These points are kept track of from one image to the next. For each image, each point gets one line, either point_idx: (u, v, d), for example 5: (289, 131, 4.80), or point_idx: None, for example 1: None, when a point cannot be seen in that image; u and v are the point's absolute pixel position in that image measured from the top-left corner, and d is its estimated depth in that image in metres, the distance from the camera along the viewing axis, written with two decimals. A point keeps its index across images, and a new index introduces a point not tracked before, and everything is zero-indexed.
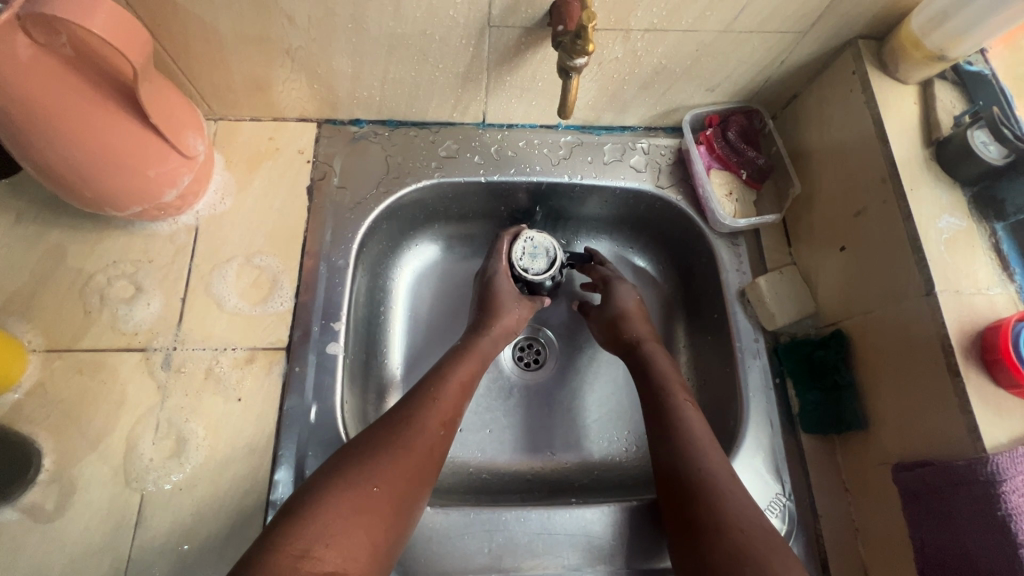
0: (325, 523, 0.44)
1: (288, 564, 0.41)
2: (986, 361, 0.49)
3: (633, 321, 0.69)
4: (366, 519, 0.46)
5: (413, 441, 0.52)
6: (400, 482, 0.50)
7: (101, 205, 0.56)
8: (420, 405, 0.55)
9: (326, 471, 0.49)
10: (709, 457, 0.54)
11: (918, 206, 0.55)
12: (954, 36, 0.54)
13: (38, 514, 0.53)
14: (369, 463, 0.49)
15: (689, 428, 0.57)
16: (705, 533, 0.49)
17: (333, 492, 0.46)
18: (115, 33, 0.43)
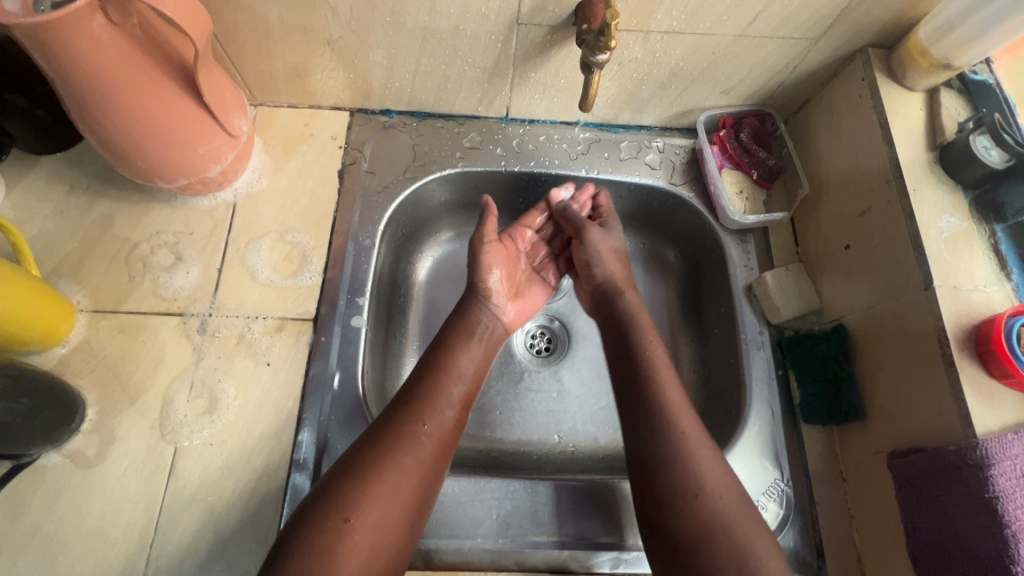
0: (304, 563, 0.45)
1: None
2: (981, 354, 0.51)
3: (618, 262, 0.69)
4: (344, 555, 0.46)
5: (397, 467, 0.51)
6: (383, 514, 0.49)
7: (152, 176, 0.60)
8: (406, 421, 0.54)
9: (313, 503, 0.49)
10: (680, 421, 0.55)
11: (920, 206, 0.57)
12: (960, 45, 0.57)
13: (81, 459, 0.58)
14: (351, 495, 0.49)
15: (661, 390, 0.57)
16: (682, 500, 0.51)
17: (313, 523, 0.47)
18: (184, 15, 0.47)
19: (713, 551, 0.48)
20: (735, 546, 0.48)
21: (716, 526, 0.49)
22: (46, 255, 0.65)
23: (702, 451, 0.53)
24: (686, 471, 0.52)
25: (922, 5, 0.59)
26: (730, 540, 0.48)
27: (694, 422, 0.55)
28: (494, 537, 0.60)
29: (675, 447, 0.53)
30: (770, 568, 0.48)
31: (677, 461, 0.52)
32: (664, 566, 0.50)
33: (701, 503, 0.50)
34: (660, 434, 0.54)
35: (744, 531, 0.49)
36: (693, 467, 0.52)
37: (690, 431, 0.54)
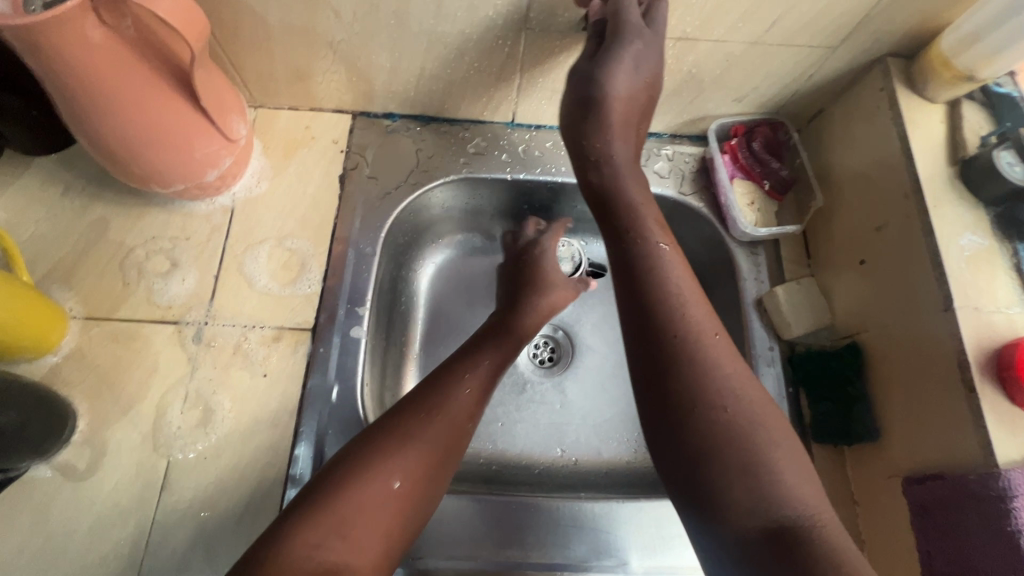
0: (341, 514, 0.43)
1: (301, 557, 0.41)
2: (1002, 379, 0.49)
3: (607, 115, 0.57)
4: (370, 515, 0.44)
5: (435, 436, 0.49)
6: (418, 480, 0.47)
7: (147, 181, 0.59)
8: (448, 392, 0.53)
9: (346, 459, 0.47)
10: (686, 317, 0.49)
11: (940, 223, 0.56)
12: (985, 57, 0.55)
13: (71, 473, 0.56)
14: (392, 454, 0.47)
15: (665, 280, 0.51)
16: (690, 408, 0.45)
17: (348, 480, 0.45)
18: (180, 19, 0.45)
19: (718, 462, 0.43)
20: (744, 458, 0.43)
21: (728, 437, 0.44)
22: (38, 260, 0.63)
23: (716, 353, 0.48)
24: (693, 376, 0.46)
25: (946, 14, 0.57)
26: (740, 452, 0.43)
27: (702, 319, 0.49)
28: (495, 558, 0.58)
29: (679, 346, 0.48)
30: (790, 480, 0.42)
31: (683, 361, 0.47)
32: (674, 481, 0.46)
33: (705, 415, 0.45)
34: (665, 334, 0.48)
35: (756, 439, 0.44)
36: (703, 369, 0.46)
37: (696, 331, 0.48)
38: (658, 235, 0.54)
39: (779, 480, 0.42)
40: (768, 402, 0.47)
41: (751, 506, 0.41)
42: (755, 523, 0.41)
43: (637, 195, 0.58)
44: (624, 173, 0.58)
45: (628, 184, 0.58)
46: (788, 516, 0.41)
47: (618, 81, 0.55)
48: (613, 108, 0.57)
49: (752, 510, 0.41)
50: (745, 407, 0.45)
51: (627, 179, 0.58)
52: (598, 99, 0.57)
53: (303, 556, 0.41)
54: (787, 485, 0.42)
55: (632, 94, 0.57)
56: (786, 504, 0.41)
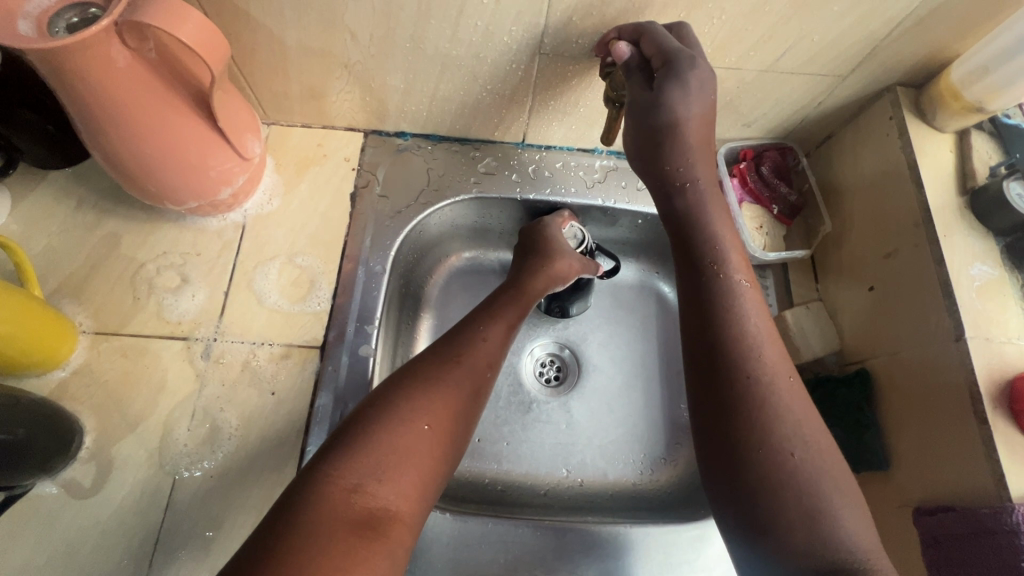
0: (375, 456, 0.44)
1: (341, 498, 0.42)
2: (1014, 411, 0.50)
3: (676, 140, 0.57)
4: (406, 454, 0.45)
5: (456, 382, 0.51)
6: (445, 425, 0.49)
7: (161, 198, 0.59)
8: (465, 343, 0.55)
9: (373, 407, 0.48)
10: (761, 355, 0.49)
11: (951, 252, 0.56)
12: (993, 90, 0.56)
13: (76, 490, 0.56)
14: (418, 400, 0.48)
15: (742, 314, 0.51)
16: (752, 448, 0.46)
17: (383, 424, 0.46)
18: (201, 42, 0.46)
19: (781, 501, 0.44)
20: (804, 500, 0.44)
21: (791, 480, 0.44)
22: (49, 273, 0.63)
23: (788, 396, 0.47)
24: (761, 416, 0.46)
25: (956, 46, 0.58)
26: (800, 494, 0.44)
27: (775, 360, 0.49)
28: None
29: (750, 383, 0.48)
30: (847, 524, 0.43)
31: (753, 401, 0.47)
32: (725, 509, 0.47)
33: (769, 456, 0.45)
34: (740, 368, 0.48)
35: (820, 484, 0.44)
36: (773, 409, 0.47)
37: (769, 371, 0.48)
38: (737, 270, 0.54)
39: (838, 525, 0.43)
40: (828, 444, 0.47)
41: (808, 549, 0.42)
42: (808, 564, 0.42)
43: (719, 227, 0.56)
44: (706, 210, 0.57)
45: (711, 215, 0.56)
46: (841, 562, 0.42)
47: (682, 104, 0.55)
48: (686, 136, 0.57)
49: (808, 552, 0.42)
50: (812, 453, 0.45)
51: (710, 212, 0.57)
52: (662, 124, 0.56)
53: (344, 497, 0.42)
54: (847, 537, 0.43)
55: (701, 120, 0.57)
56: (843, 551, 0.42)
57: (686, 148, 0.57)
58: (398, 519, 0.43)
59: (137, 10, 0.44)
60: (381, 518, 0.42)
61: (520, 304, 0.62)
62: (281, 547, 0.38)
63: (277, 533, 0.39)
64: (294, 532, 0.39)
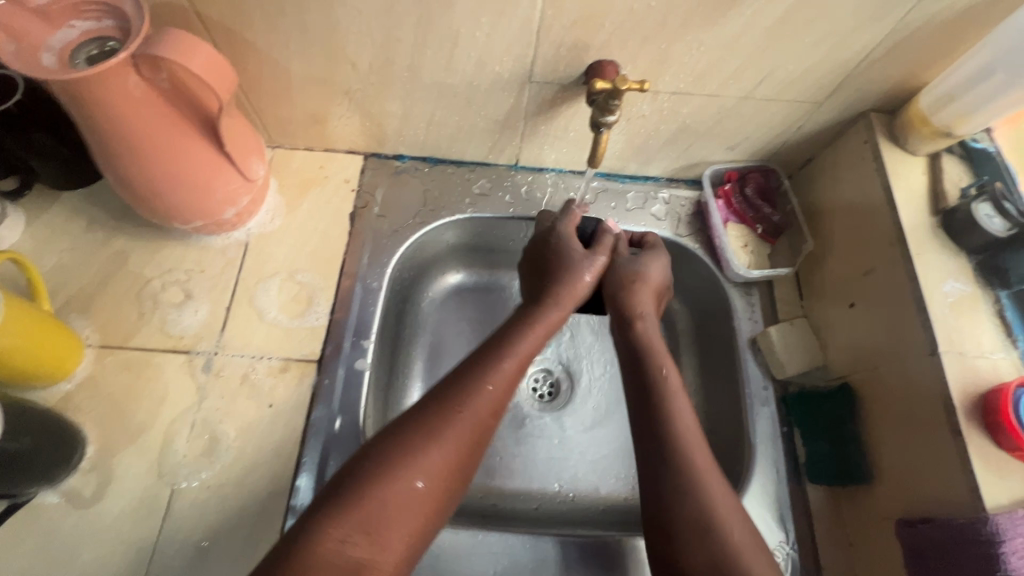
0: (367, 513, 0.44)
1: (329, 552, 0.42)
2: (988, 423, 0.51)
3: (636, 290, 0.63)
4: (402, 513, 0.45)
5: (461, 432, 0.50)
6: (441, 476, 0.48)
7: (169, 218, 0.62)
8: (470, 390, 0.52)
9: (367, 461, 0.47)
10: (689, 441, 0.53)
11: (925, 271, 0.58)
12: (960, 115, 0.59)
13: (77, 500, 0.57)
14: (412, 456, 0.47)
15: (674, 409, 0.55)
16: (682, 529, 0.49)
17: (377, 483, 0.46)
18: (210, 72, 0.49)
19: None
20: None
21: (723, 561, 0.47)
22: (59, 289, 0.66)
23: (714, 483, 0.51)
24: (687, 492, 0.50)
25: (925, 74, 0.61)
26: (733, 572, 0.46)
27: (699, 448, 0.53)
28: None
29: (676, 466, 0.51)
30: None
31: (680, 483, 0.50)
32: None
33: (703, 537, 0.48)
34: (688, 500, 0.50)
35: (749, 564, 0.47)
36: (700, 491, 0.50)
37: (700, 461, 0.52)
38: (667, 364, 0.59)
39: None
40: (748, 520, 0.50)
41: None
42: None
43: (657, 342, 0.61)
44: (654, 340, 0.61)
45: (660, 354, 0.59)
46: None
47: (652, 265, 0.65)
48: (643, 288, 0.64)
49: None
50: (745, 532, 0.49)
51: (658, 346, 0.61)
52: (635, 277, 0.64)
53: (331, 552, 0.42)
54: None
55: (661, 285, 0.65)
56: None
57: (642, 287, 0.64)
58: (381, 572, 0.43)
59: (153, 44, 0.47)
60: (363, 571, 0.43)
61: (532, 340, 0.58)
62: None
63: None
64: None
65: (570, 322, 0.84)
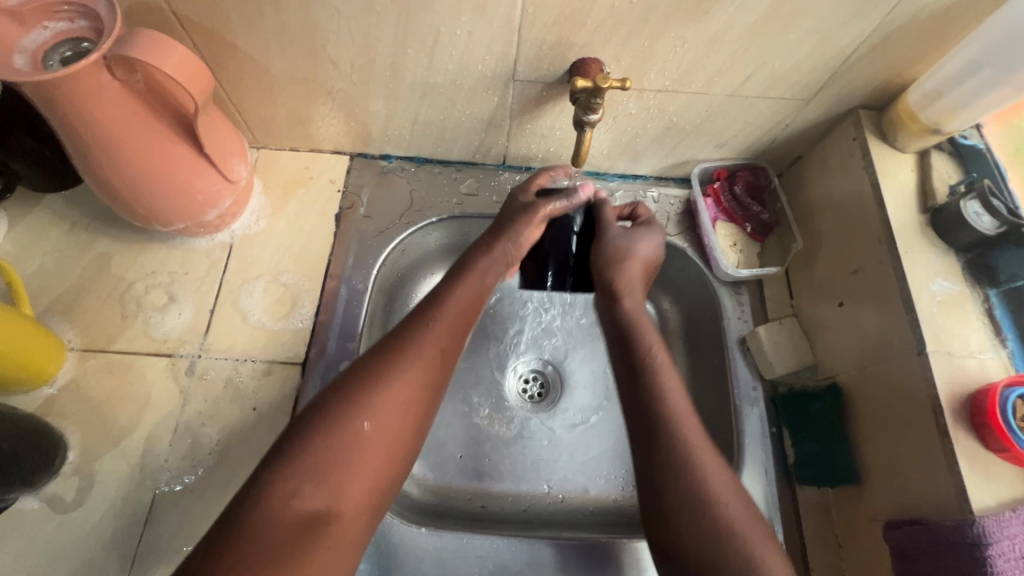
0: (315, 460, 0.43)
1: (279, 505, 0.41)
2: (976, 424, 0.51)
3: (624, 264, 0.62)
4: (354, 456, 0.44)
5: (408, 373, 0.48)
6: (395, 418, 0.46)
7: (150, 220, 0.61)
8: (413, 332, 0.51)
9: (314, 409, 0.46)
10: (679, 418, 0.50)
11: (912, 269, 0.58)
12: (949, 111, 0.58)
13: (58, 505, 0.57)
14: (359, 399, 0.46)
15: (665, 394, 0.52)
16: (677, 512, 0.46)
17: (322, 428, 0.44)
18: (185, 74, 0.49)
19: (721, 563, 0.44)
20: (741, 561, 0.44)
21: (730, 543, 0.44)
22: (42, 293, 0.65)
23: (708, 457, 0.48)
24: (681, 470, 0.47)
25: (913, 70, 0.61)
26: (734, 548, 0.44)
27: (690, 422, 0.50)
28: None
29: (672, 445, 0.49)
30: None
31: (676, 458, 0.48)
32: None
33: (701, 513, 0.46)
34: (682, 478, 0.47)
35: (749, 542, 0.45)
36: (696, 468, 0.47)
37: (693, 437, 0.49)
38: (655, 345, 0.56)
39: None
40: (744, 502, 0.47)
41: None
42: None
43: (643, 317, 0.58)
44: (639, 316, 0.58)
45: (648, 335, 0.57)
46: None
47: (642, 241, 0.64)
48: (632, 264, 0.62)
49: None
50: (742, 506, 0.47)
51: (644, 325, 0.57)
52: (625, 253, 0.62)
53: (281, 504, 0.40)
54: None
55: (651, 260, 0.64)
56: None
57: (628, 262, 0.62)
58: (342, 520, 0.42)
59: (125, 45, 0.46)
60: (322, 520, 0.41)
61: (471, 287, 0.56)
62: (226, 559, 0.37)
63: (217, 544, 0.38)
64: (238, 536, 0.38)
65: (562, 323, 0.83)
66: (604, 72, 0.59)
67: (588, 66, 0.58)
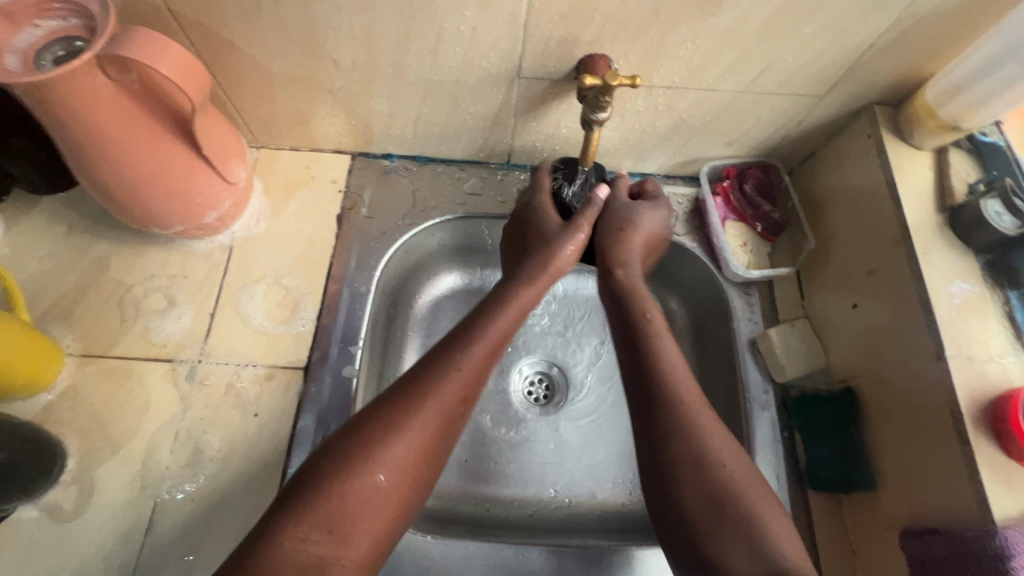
0: (329, 511, 0.42)
1: (289, 551, 0.40)
2: (997, 431, 0.49)
3: (625, 237, 0.60)
4: (367, 507, 0.43)
5: (427, 424, 0.47)
6: (407, 465, 0.46)
7: (148, 223, 0.60)
8: (436, 377, 0.49)
9: (333, 452, 0.45)
10: (678, 378, 0.51)
11: (931, 271, 0.56)
12: (969, 107, 0.57)
13: (58, 514, 0.56)
14: (377, 449, 0.45)
15: (660, 353, 0.53)
16: (676, 471, 0.47)
17: (341, 477, 0.44)
18: (182, 75, 0.47)
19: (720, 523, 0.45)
20: (740, 518, 0.45)
21: (732, 504, 0.46)
22: (39, 297, 0.64)
23: (705, 420, 0.49)
24: (679, 433, 0.48)
25: (931, 65, 0.59)
26: (733, 505, 0.46)
27: (685, 380, 0.51)
28: None
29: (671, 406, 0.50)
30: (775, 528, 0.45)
31: (674, 417, 0.49)
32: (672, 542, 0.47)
33: (699, 472, 0.47)
34: (679, 439, 0.48)
35: (748, 499, 0.46)
36: (693, 429, 0.49)
37: (691, 400, 0.50)
38: (650, 307, 0.57)
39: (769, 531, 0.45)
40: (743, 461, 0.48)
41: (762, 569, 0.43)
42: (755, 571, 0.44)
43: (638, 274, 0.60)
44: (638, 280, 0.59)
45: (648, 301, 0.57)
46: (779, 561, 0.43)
47: (645, 214, 0.62)
48: (634, 234, 0.61)
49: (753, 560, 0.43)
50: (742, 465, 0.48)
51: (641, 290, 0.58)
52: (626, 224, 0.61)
53: (291, 550, 0.40)
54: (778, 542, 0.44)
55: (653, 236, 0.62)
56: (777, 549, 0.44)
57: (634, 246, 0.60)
58: (347, 571, 0.42)
59: (119, 44, 0.45)
60: (327, 567, 0.41)
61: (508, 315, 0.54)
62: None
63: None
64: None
65: (568, 324, 0.82)
66: (612, 69, 0.58)
67: (596, 62, 0.57)
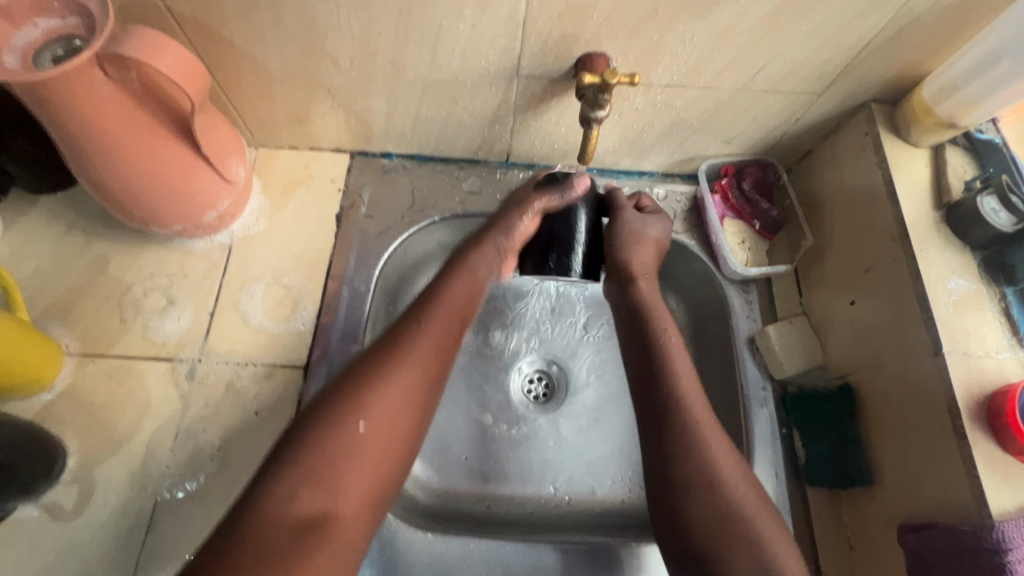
0: (314, 466, 0.43)
1: (277, 506, 0.41)
2: (993, 426, 0.50)
3: (637, 248, 0.62)
4: (353, 459, 0.44)
5: (405, 376, 0.48)
6: (388, 421, 0.46)
7: (148, 222, 0.60)
8: (409, 332, 0.50)
9: (314, 411, 0.46)
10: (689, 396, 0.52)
11: (928, 267, 0.56)
12: (966, 105, 0.57)
13: (58, 513, 0.56)
14: (355, 399, 0.45)
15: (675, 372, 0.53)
16: (685, 488, 0.48)
17: (321, 432, 0.44)
18: (181, 73, 0.47)
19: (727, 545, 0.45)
20: (746, 537, 0.45)
21: (739, 524, 0.46)
22: (38, 297, 0.64)
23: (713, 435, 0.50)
24: (690, 448, 0.49)
25: (927, 63, 0.59)
26: (739, 524, 0.46)
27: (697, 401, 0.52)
28: None
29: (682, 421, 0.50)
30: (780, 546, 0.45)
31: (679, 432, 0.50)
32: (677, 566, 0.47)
33: (707, 489, 0.47)
34: (686, 455, 0.49)
35: (754, 518, 0.46)
36: (699, 446, 0.49)
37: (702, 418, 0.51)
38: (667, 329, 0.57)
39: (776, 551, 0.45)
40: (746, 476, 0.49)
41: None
42: None
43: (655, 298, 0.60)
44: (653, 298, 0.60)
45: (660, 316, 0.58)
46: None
47: (652, 226, 0.63)
48: (643, 247, 0.62)
49: None
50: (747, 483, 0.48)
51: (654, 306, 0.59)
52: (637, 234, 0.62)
53: (278, 507, 0.41)
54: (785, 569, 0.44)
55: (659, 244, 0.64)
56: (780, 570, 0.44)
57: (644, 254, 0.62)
58: (340, 521, 0.42)
59: (118, 43, 0.45)
60: (319, 524, 0.41)
61: (467, 280, 0.56)
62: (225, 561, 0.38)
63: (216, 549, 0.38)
64: (239, 538, 0.39)
65: (567, 322, 0.82)
66: (611, 67, 0.58)
67: (593, 61, 0.57)
